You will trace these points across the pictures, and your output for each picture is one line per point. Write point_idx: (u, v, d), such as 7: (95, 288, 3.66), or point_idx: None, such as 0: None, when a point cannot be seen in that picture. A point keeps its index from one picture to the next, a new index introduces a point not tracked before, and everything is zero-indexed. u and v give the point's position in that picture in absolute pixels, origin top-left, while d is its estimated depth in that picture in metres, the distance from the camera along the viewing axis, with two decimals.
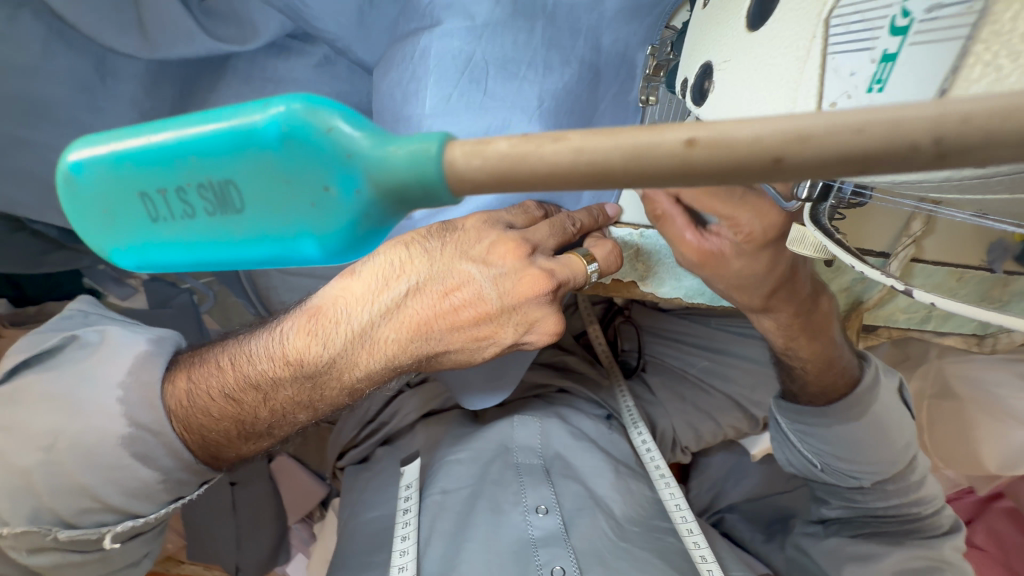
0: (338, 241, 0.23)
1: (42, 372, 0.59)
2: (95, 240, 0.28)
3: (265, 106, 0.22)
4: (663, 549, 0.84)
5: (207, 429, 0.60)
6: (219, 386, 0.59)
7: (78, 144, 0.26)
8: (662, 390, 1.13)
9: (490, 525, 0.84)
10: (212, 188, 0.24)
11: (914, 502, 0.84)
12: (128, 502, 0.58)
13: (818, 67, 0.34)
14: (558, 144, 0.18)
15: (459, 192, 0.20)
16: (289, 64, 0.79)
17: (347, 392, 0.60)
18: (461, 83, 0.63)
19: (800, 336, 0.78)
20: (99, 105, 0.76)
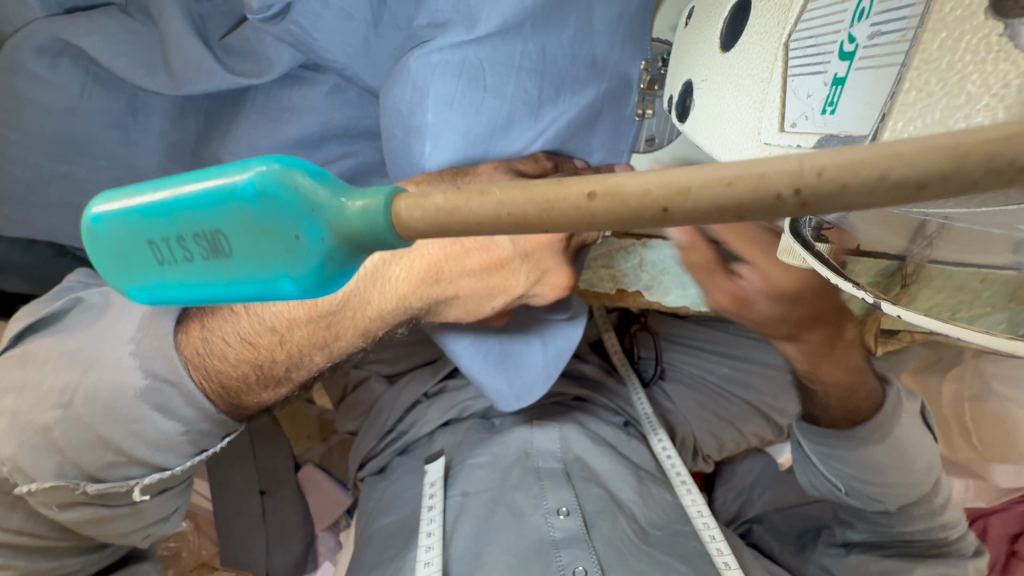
0: (310, 281, 0.26)
1: (54, 335, 0.63)
2: (114, 280, 0.32)
3: (245, 167, 0.25)
4: (687, 554, 0.84)
5: (224, 374, 0.62)
6: (235, 330, 0.61)
7: (99, 199, 0.31)
8: (681, 397, 1.14)
9: (512, 527, 0.85)
10: (205, 236, 0.27)
11: (940, 527, 0.84)
12: (151, 453, 0.62)
13: (781, 88, 0.39)
14: (483, 198, 0.21)
15: (405, 236, 0.23)
16: (302, 94, 0.82)
17: (363, 333, 0.63)
18: (461, 86, 0.63)
19: (822, 363, 0.78)
20: (132, 139, 0.83)
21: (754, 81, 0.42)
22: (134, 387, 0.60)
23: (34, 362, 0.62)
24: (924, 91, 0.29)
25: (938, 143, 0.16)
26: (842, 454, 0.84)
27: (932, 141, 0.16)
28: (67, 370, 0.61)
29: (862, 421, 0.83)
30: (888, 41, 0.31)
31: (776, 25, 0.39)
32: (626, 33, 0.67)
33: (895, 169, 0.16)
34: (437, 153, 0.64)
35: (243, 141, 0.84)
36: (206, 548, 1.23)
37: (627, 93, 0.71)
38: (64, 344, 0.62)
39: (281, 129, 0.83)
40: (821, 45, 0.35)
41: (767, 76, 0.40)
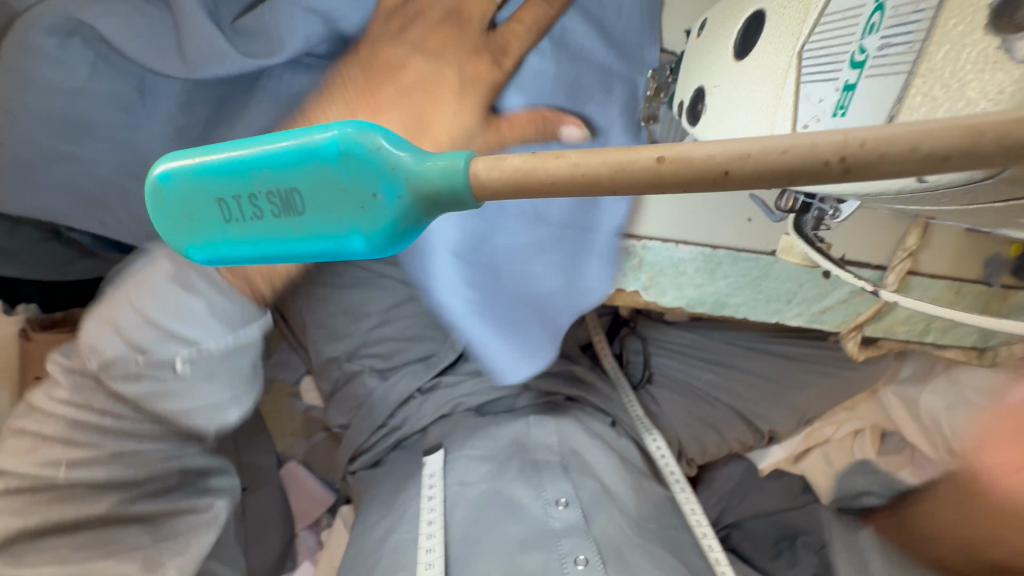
0: (381, 237, 0.28)
1: (126, 277, 0.70)
2: (175, 238, 0.33)
3: (326, 128, 0.27)
4: (676, 547, 0.87)
5: None
6: (271, 293, 0.69)
7: (167, 159, 0.32)
8: (667, 401, 1.15)
9: (506, 516, 0.87)
10: (279, 194, 0.29)
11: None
12: None
13: (794, 93, 0.42)
14: (559, 160, 0.23)
15: (479, 195, 0.25)
16: (314, 81, 0.83)
17: None
18: (477, 93, 0.71)
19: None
20: (139, 122, 0.82)
21: (766, 88, 0.45)
22: (182, 294, 0.68)
23: (109, 299, 0.69)
24: (928, 96, 0.33)
25: (961, 123, 0.19)
26: None
27: (958, 121, 0.19)
28: (138, 301, 0.68)
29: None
30: (895, 52, 0.34)
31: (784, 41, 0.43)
32: (625, 50, 0.75)
33: (924, 141, 0.19)
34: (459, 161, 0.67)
35: (254, 129, 0.83)
36: None
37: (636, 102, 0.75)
38: (135, 287, 0.68)
39: (292, 118, 0.82)
40: (831, 56, 0.39)
41: (779, 82, 0.44)
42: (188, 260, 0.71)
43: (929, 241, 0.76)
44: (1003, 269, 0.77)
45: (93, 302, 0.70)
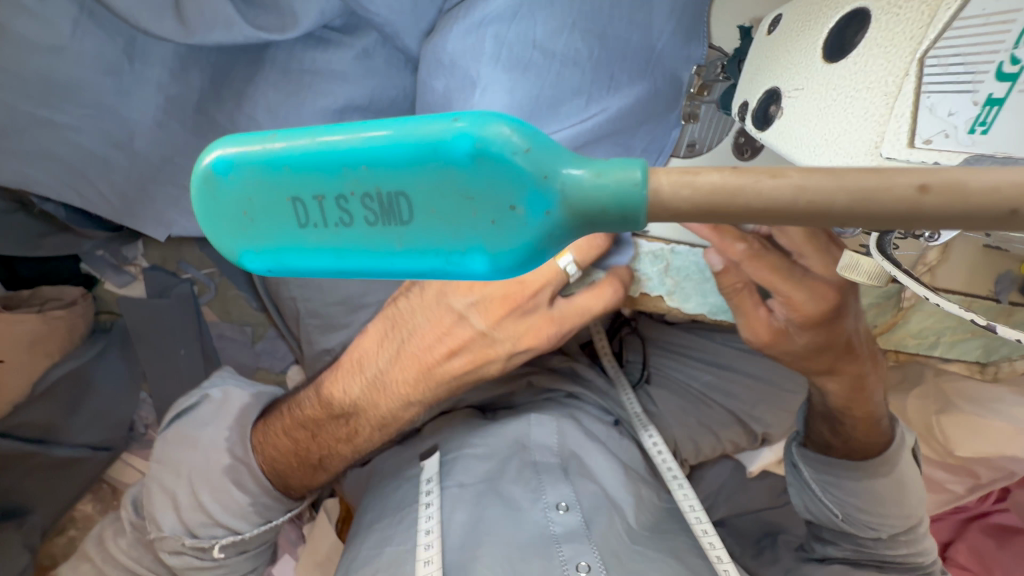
0: (511, 258, 0.22)
1: (183, 424, 0.71)
2: (227, 242, 0.27)
3: (454, 119, 0.22)
4: (677, 551, 0.78)
5: (283, 471, 0.69)
6: (285, 461, 0.68)
7: (223, 143, 0.26)
8: (665, 401, 0.97)
9: (506, 520, 0.75)
10: (378, 199, 0.23)
11: (918, 552, 0.78)
12: (227, 519, 0.67)
13: (913, 104, 0.31)
14: (777, 180, 0.19)
15: (657, 216, 0.20)
16: (327, 57, 0.68)
17: (380, 426, 0.65)
18: (498, 74, 0.56)
19: (859, 397, 0.74)
20: (127, 89, 0.68)
21: (873, 94, 0.33)
22: (221, 464, 0.68)
23: (172, 440, 0.71)
24: None
25: None
26: (847, 483, 0.79)
27: None
28: (200, 469, 0.68)
29: (872, 454, 0.79)
30: None
31: (908, 41, 0.31)
32: (682, 24, 0.56)
33: None
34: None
35: (263, 107, 0.69)
36: None
37: (676, 103, 0.59)
38: (198, 433, 0.70)
39: (305, 99, 0.68)
40: (968, 64, 0.29)
41: (893, 91, 0.32)
42: (236, 407, 0.72)
43: (948, 254, 0.52)
44: (1017, 285, 0.51)
45: (160, 437, 0.72)
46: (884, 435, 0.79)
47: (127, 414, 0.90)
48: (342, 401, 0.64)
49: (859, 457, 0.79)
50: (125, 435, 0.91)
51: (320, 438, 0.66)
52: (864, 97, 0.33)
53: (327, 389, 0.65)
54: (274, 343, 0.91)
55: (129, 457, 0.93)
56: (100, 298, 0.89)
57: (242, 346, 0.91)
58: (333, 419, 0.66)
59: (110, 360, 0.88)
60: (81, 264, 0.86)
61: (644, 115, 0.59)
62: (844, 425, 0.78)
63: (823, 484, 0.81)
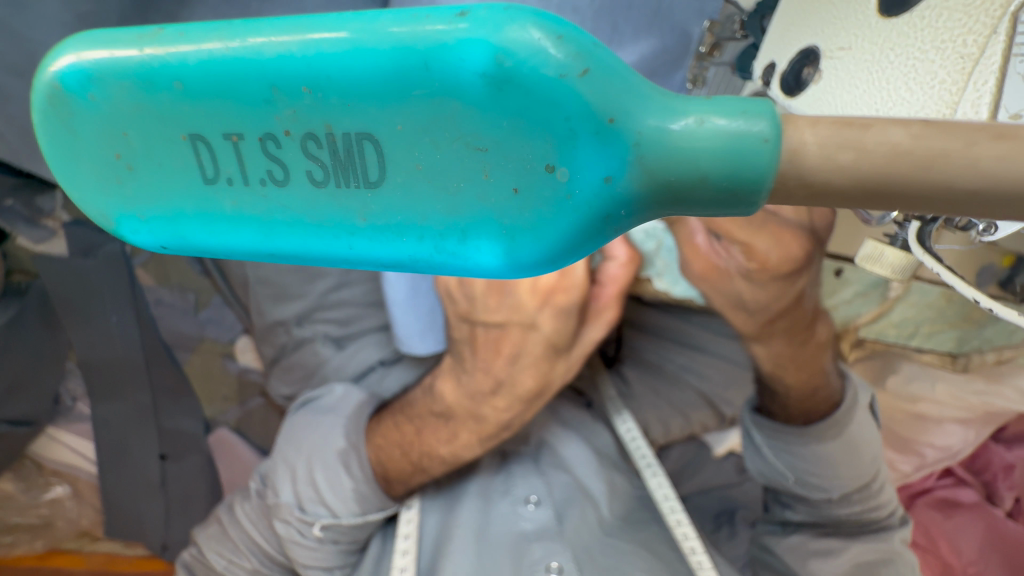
0: (540, 248, 0.14)
1: (306, 410, 0.58)
2: (94, 200, 0.17)
3: (459, 16, 0.13)
4: (650, 542, 0.64)
5: (390, 468, 0.54)
6: (387, 460, 0.53)
7: (78, 39, 0.16)
8: (639, 383, 0.79)
9: (476, 512, 0.64)
10: (330, 144, 0.14)
11: (873, 507, 0.64)
12: (342, 505, 0.52)
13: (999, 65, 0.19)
14: (1000, 145, 0.11)
15: (791, 195, 0.13)
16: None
17: (484, 431, 0.50)
18: None
19: (790, 365, 0.59)
20: None
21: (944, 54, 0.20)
22: (335, 449, 0.53)
23: (294, 424, 0.57)
24: None
25: None
26: (801, 449, 0.63)
27: None
28: (318, 449, 0.53)
29: (818, 417, 0.62)
30: None
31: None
32: None
33: None
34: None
35: None
36: None
37: (682, 60, 0.49)
38: (319, 417, 0.56)
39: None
40: None
41: (972, 54, 0.20)
42: (354, 402, 0.57)
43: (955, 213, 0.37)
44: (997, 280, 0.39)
45: (286, 421, 0.58)
46: (829, 395, 0.62)
47: (52, 385, 0.69)
48: (441, 398, 0.51)
49: (800, 421, 0.63)
50: (50, 409, 0.70)
51: (423, 435, 0.52)
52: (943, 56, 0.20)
53: (434, 384, 0.52)
54: (220, 312, 0.73)
55: (57, 433, 0.72)
56: (11, 254, 0.64)
57: (182, 314, 0.71)
58: (434, 416, 0.52)
59: (27, 329, 0.64)
60: None
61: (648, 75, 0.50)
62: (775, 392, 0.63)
63: (776, 451, 0.65)
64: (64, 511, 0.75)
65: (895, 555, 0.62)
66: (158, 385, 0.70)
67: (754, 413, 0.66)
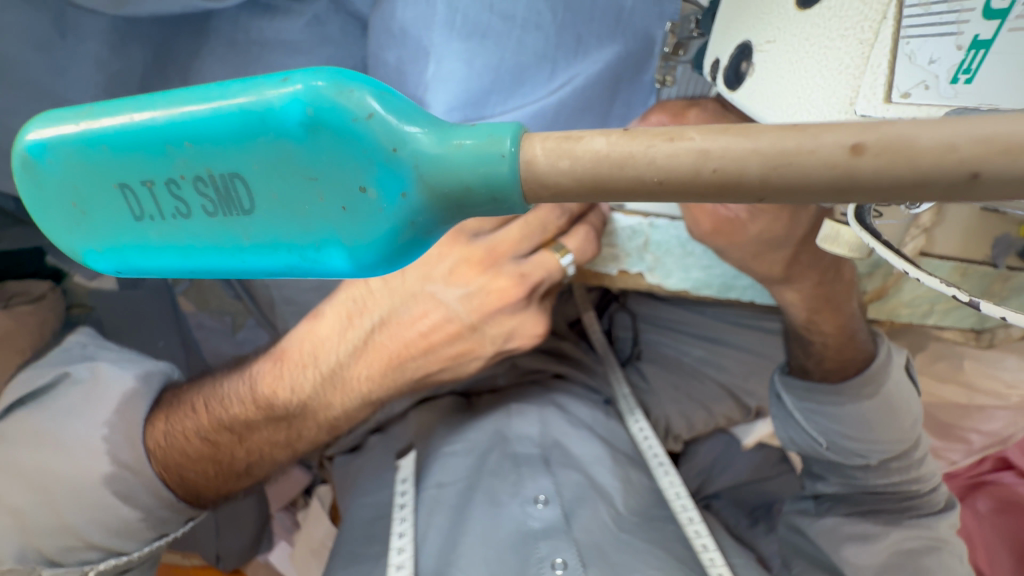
0: (373, 252, 0.18)
1: (39, 411, 0.49)
2: (64, 238, 0.23)
3: (283, 82, 0.17)
4: (665, 541, 0.66)
5: (189, 472, 0.50)
6: (202, 471, 0.50)
7: (40, 120, 0.22)
8: (657, 378, 0.86)
9: (485, 518, 0.68)
10: (212, 183, 0.19)
11: (914, 479, 0.63)
12: (111, 539, 0.47)
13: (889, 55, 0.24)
14: (676, 144, 0.14)
15: (537, 197, 0.16)
16: (275, 25, 0.66)
17: (331, 428, 0.52)
18: (460, 41, 0.52)
19: (823, 309, 0.58)
20: (61, 67, 0.63)
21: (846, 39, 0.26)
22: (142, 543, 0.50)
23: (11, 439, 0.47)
24: None
25: None
26: (833, 410, 0.63)
27: None
28: (76, 460, 0.47)
29: (853, 373, 0.62)
30: None
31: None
32: None
33: None
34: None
35: None
36: None
37: (649, 62, 0.53)
38: (67, 422, 0.48)
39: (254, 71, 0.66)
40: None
41: (868, 38, 0.25)
42: (116, 395, 0.50)
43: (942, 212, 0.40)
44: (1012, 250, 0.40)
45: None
46: (864, 348, 0.62)
47: None
48: (261, 388, 0.49)
49: (837, 376, 0.63)
50: None
51: (250, 437, 0.50)
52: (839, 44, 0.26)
53: (257, 372, 0.50)
54: (255, 332, 0.77)
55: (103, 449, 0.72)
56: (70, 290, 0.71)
57: (222, 335, 0.77)
58: (273, 418, 0.50)
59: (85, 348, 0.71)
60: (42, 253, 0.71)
61: (616, 81, 0.54)
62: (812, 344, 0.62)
63: (806, 414, 0.65)
64: None
65: (940, 542, 0.60)
66: None
67: (784, 376, 0.67)
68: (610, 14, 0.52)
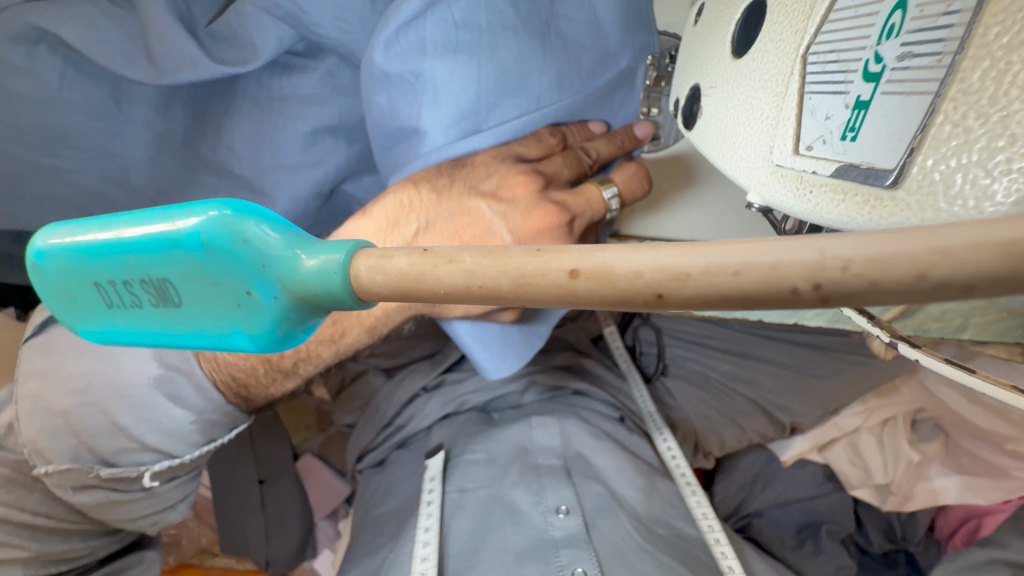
0: (264, 340, 0.23)
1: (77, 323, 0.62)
2: (64, 319, 0.29)
3: (188, 213, 0.23)
4: (686, 554, 0.69)
5: (234, 366, 0.60)
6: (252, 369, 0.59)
7: (42, 231, 0.28)
8: (684, 394, 0.92)
9: (510, 529, 0.71)
10: (153, 284, 0.25)
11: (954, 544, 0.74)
12: (162, 442, 0.60)
13: (796, 107, 0.35)
14: (451, 266, 0.18)
15: (367, 297, 0.20)
16: (293, 82, 0.75)
17: (371, 329, 0.57)
18: (446, 69, 0.58)
19: None
20: (118, 130, 0.74)
21: (767, 95, 0.38)
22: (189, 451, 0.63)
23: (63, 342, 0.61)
24: (961, 126, 0.25)
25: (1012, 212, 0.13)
26: None
27: (991, 230, 0.13)
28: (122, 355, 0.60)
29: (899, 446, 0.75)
30: (920, 65, 0.27)
31: (786, 53, 0.37)
32: (625, 15, 0.62)
33: (940, 266, 0.13)
34: (444, 146, 0.60)
35: (240, 137, 0.76)
36: (205, 535, 1.11)
37: (636, 75, 0.65)
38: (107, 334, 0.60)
39: (277, 125, 0.75)
40: (842, 62, 0.32)
41: (781, 91, 0.37)
42: None
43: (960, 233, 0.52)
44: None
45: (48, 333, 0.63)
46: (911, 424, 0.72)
47: None
48: None
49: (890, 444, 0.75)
50: None
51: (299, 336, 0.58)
52: (759, 94, 0.39)
53: None
54: None
55: None
56: None
57: None
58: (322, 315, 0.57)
59: None
60: None
61: (606, 90, 0.64)
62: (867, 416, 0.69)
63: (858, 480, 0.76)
64: None
65: None
66: None
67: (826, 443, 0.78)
68: (587, 29, 0.62)
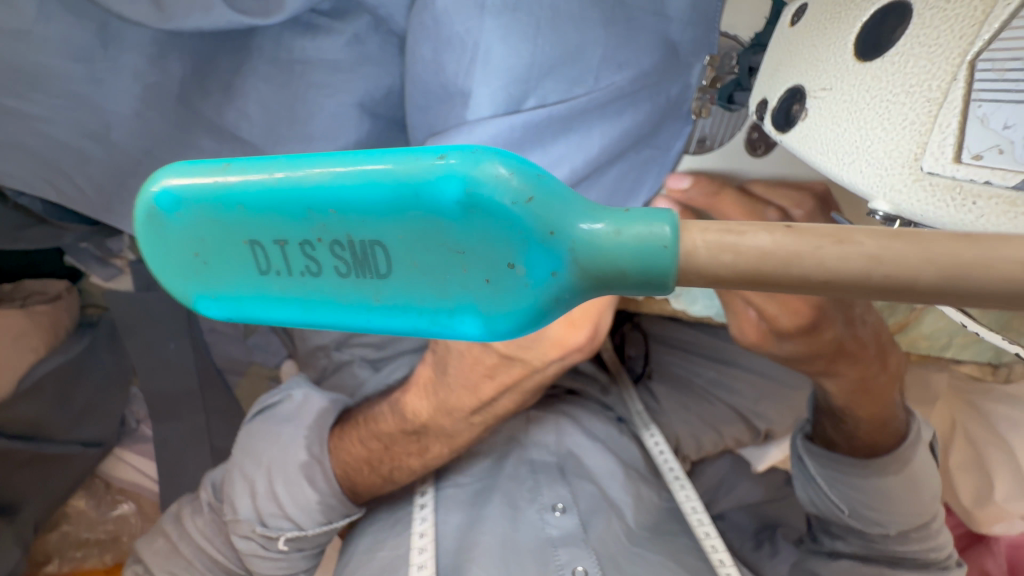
0: (509, 322, 0.19)
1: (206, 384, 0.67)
2: (179, 286, 0.23)
3: (436, 157, 0.18)
4: (678, 552, 0.67)
5: (356, 469, 0.66)
6: (359, 474, 0.66)
7: (169, 170, 0.22)
8: (667, 399, 0.84)
9: (504, 520, 0.67)
10: (351, 247, 0.19)
11: (933, 547, 0.67)
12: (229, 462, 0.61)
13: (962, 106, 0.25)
14: (844, 247, 0.15)
15: (686, 279, 0.17)
16: (317, 44, 0.61)
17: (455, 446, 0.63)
18: (500, 25, 0.48)
19: (862, 398, 0.64)
20: (100, 78, 0.62)
21: (912, 99, 0.27)
22: (298, 460, 0.66)
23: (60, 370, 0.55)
24: None
25: None
26: (851, 479, 0.69)
27: None
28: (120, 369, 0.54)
29: (882, 450, 0.68)
30: None
31: (958, 38, 0.25)
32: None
33: None
34: (487, 116, 0.50)
35: (255, 101, 0.63)
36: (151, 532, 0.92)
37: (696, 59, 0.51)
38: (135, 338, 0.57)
39: (298, 93, 0.62)
40: None
41: (936, 98, 0.26)
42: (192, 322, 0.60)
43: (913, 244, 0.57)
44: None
45: None
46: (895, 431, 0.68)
47: (120, 409, 0.90)
48: (415, 416, 0.62)
49: (865, 452, 0.68)
50: (116, 431, 0.90)
51: (394, 451, 0.64)
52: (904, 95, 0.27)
53: (404, 403, 0.63)
54: (266, 339, 0.94)
55: (121, 452, 0.91)
56: (86, 290, 0.89)
57: (232, 340, 0.93)
58: (405, 434, 0.63)
59: (98, 351, 0.87)
60: (65, 256, 0.86)
61: (656, 80, 0.52)
62: (845, 423, 0.68)
63: (829, 480, 0.70)
64: (129, 526, 0.91)
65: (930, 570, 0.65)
66: (214, 404, 0.91)
67: (808, 441, 0.72)
68: (650, 8, 0.51)
